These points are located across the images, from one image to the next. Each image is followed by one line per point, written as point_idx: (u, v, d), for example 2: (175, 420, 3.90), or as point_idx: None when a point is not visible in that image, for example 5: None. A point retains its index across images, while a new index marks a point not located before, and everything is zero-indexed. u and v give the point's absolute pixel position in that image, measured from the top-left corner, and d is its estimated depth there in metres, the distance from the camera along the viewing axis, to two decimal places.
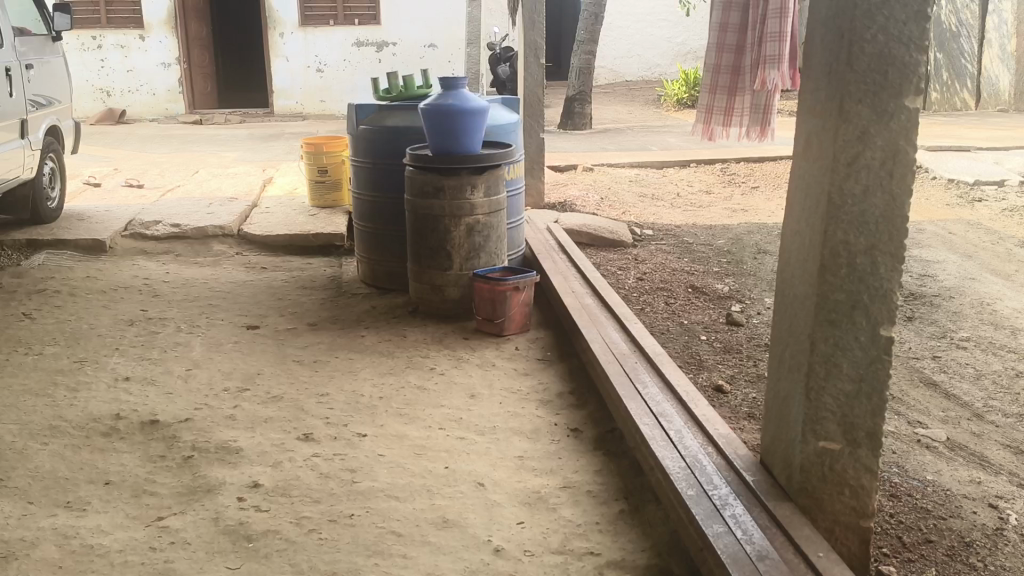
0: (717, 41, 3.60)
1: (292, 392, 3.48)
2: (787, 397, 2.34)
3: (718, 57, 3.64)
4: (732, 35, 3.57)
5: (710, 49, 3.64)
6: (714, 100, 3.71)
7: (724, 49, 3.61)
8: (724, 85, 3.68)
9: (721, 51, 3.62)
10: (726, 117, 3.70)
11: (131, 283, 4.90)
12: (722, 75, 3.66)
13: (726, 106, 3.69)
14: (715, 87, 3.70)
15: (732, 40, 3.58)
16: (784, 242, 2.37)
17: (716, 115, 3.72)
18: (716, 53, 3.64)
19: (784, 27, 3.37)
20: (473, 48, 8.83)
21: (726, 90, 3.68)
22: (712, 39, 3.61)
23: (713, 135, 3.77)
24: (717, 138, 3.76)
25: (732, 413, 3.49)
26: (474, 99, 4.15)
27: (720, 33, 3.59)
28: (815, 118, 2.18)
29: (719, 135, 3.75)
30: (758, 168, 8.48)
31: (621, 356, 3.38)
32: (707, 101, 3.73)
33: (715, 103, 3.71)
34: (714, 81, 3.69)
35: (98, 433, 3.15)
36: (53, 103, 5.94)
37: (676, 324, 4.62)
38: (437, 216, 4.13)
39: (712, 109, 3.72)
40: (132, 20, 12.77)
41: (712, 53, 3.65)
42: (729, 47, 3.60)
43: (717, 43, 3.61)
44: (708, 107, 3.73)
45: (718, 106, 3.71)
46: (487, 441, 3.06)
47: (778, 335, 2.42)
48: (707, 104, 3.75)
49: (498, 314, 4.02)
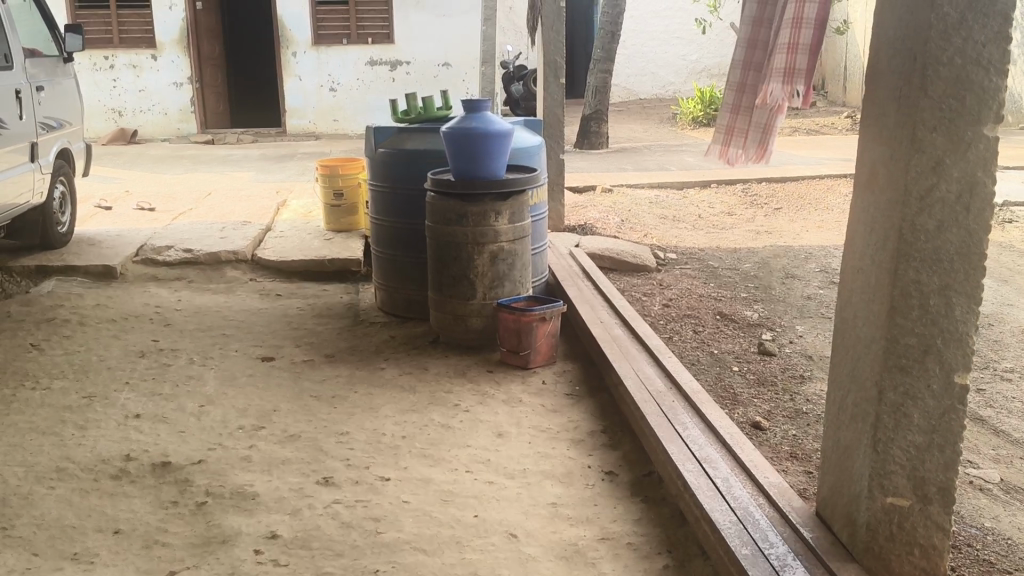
0: (744, 56, 3.06)
1: (310, 431, 3.31)
2: (850, 448, 2.16)
3: (742, 74, 3.08)
4: (758, 52, 3.01)
5: (736, 66, 3.10)
6: (733, 120, 3.13)
7: (750, 65, 3.05)
8: (746, 105, 3.10)
9: (746, 67, 3.06)
10: (740, 141, 3.11)
11: (143, 312, 4.76)
12: (743, 93, 3.09)
13: (743, 127, 3.10)
14: (736, 105, 3.12)
15: (758, 56, 3.01)
16: (844, 280, 2.21)
17: (733, 137, 3.13)
18: (742, 70, 3.08)
19: (800, 39, 2.71)
20: (489, 66, 8.69)
21: (745, 109, 3.09)
22: (739, 55, 3.08)
23: (731, 162, 3.17)
24: (733, 165, 3.16)
25: (773, 453, 3.29)
26: (497, 122, 3.99)
27: (747, 49, 3.04)
28: (883, 146, 2.02)
29: (733, 162, 3.15)
30: (781, 188, 8.32)
31: (657, 394, 3.19)
32: (725, 120, 3.15)
33: (733, 124, 3.14)
34: (734, 99, 3.12)
35: (107, 476, 2.99)
36: (64, 125, 5.81)
37: (707, 354, 4.44)
38: (460, 244, 3.98)
39: (730, 130, 3.14)
40: (144, 40, 12.73)
41: (737, 69, 3.10)
42: (755, 64, 3.03)
43: (744, 59, 3.06)
44: (726, 128, 3.15)
45: (737, 127, 3.12)
46: (517, 486, 2.88)
47: (837, 380, 2.25)
48: (726, 125, 3.16)
49: (524, 345, 3.86)
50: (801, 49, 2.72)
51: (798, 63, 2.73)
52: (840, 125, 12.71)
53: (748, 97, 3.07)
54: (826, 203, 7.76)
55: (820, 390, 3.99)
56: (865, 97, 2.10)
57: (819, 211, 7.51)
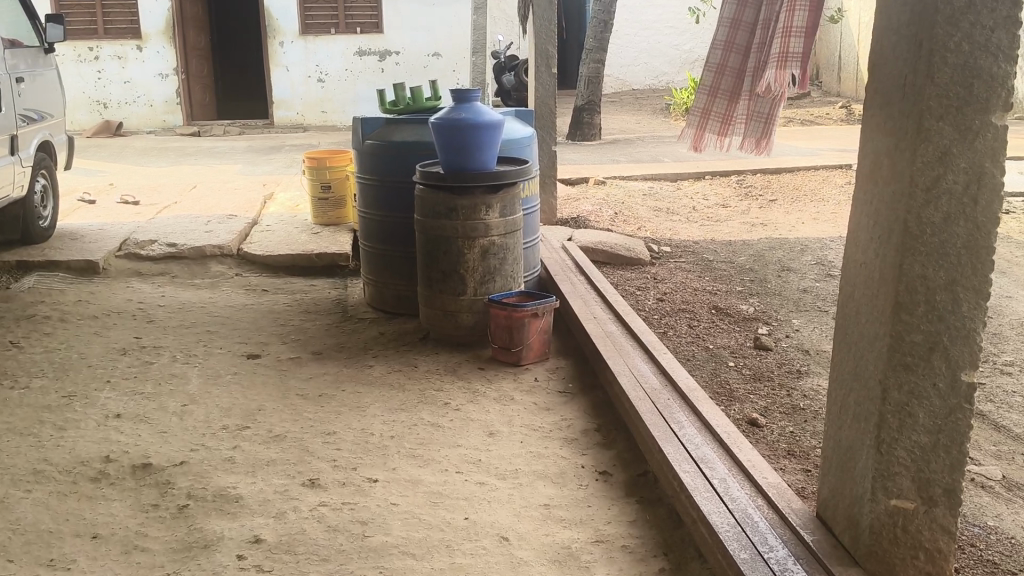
0: (726, 36, 2.96)
1: (296, 431, 3.23)
2: (853, 449, 2.09)
3: (723, 56, 2.98)
4: (741, 34, 2.95)
5: (716, 44, 2.97)
6: (711, 103, 3.02)
7: (733, 48, 2.96)
8: (724, 88, 3.02)
9: (727, 48, 2.97)
10: (720, 126, 3.03)
11: (126, 308, 4.66)
12: (723, 75, 3.00)
13: (724, 111, 3.02)
14: (716, 89, 3.02)
15: (742, 40, 2.95)
16: (846, 276, 2.13)
17: (710, 121, 3.03)
18: (723, 50, 2.98)
19: (795, 22, 2.74)
20: (480, 56, 8.59)
21: (724, 93, 3.02)
22: (720, 34, 2.97)
23: (702, 147, 3.07)
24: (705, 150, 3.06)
25: (770, 450, 3.21)
26: (487, 112, 3.91)
27: (729, 30, 2.96)
28: (887, 136, 1.94)
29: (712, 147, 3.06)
30: (775, 180, 8.25)
31: (652, 392, 3.11)
32: (703, 102, 3.02)
33: (711, 106, 3.03)
34: (714, 80, 3.01)
35: (86, 478, 2.90)
36: (45, 117, 5.70)
37: (702, 349, 4.36)
38: (450, 238, 3.89)
39: (708, 114, 3.02)
40: (130, 31, 12.58)
41: (718, 48, 2.97)
42: (738, 47, 2.96)
43: (726, 39, 2.96)
44: (702, 110, 3.03)
45: (715, 110, 3.02)
46: (508, 487, 2.80)
47: (839, 380, 2.17)
48: (701, 107, 3.04)
49: (515, 342, 3.78)
50: (796, 32, 2.74)
51: (793, 46, 2.73)
52: (835, 116, 12.64)
53: (731, 81, 3.00)
54: (821, 195, 7.68)
55: (817, 385, 3.92)
56: (868, 86, 2.03)
57: (814, 203, 7.44)
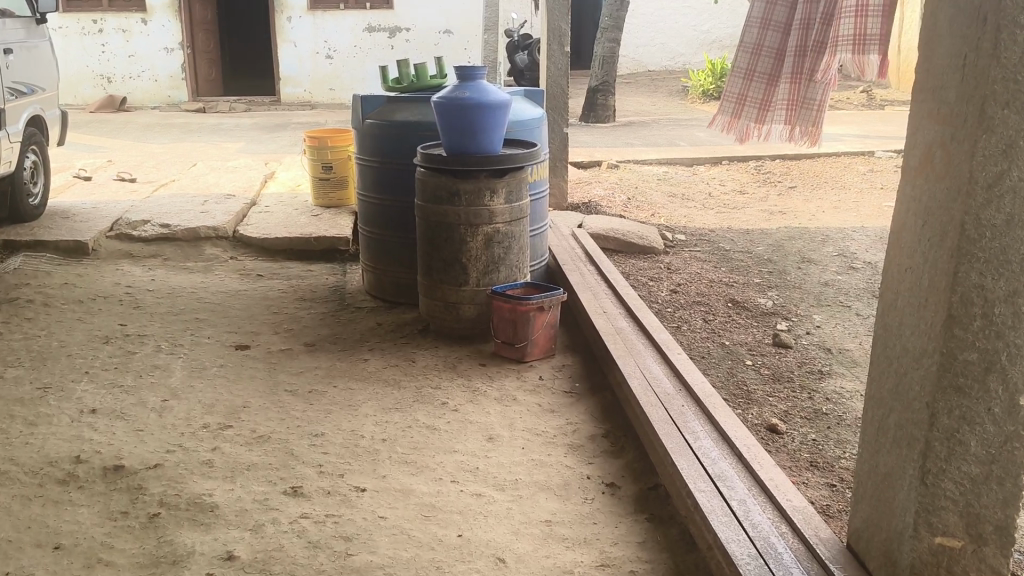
0: (763, 12, 2.62)
1: (281, 431, 3.01)
2: (891, 477, 1.85)
3: (759, 34, 2.64)
4: (781, 10, 2.60)
5: (752, 22, 2.64)
6: (746, 87, 2.68)
7: (771, 24, 2.62)
8: (762, 70, 2.66)
9: (764, 26, 2.63)
10: (754, 112, 2.69)
11: (113, 292, 4.45)
12: (761, 56, 2.65)
13: (759, 97, 2.67)
14: (751, 71, 2.67)
15: (782, 15, 2.61)
16: (887, 279, 1.88)
17: (746, 108, 2.71)
18: (760, 29, 2.64)
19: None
20: (492, 34, 8.33)
21: (761, 75, 2.66)
22: (757, 10, 2.64)
23: (742, 136, 2.74)
24: (745, 141, 2.74)
25: (791, 461, 2.98)
26: (493, 92, 3.67)
27: (767, 6, 2.61)
28: (943, 124, 1.68)
29: (748, 136, 2.72)
30: (795, 166, 7.97)
31: (665, 397, 2.88)
32: (737, 87, 2.70)
33: (745, 91, 2.69)
34: (749, 62, 2.66)
35: (52, 481, 2.69)
36: (36, 91, 5.48)
37: (718, 346, 4.12)
38: (452, 224, 3.66)
39: (739, 99, 2.70)
40: (134, 3, 12.33)
41: (752, 28, 2.65)
42: (778, 23, 2.62)
43: (762, 15, 2.62)
44: (737, 96, 2.70)
45: (750, 95, 2.68)
46: (507, 500, 2.58)
47: (876, 398, 1.92)
48: (736, 92, 2.72)
49: (519, 336, 3.56)
50: (872, 10, 2.35)
51: (870, 26, 2.36)
52: (855, 100, 12.30)
53: (769, 61, 2.65)
54: (842, 182, 7.42)
55: (840, 387, 3.68)
56: (918, 66, 1.78)
57: (835, 191, 7.17)
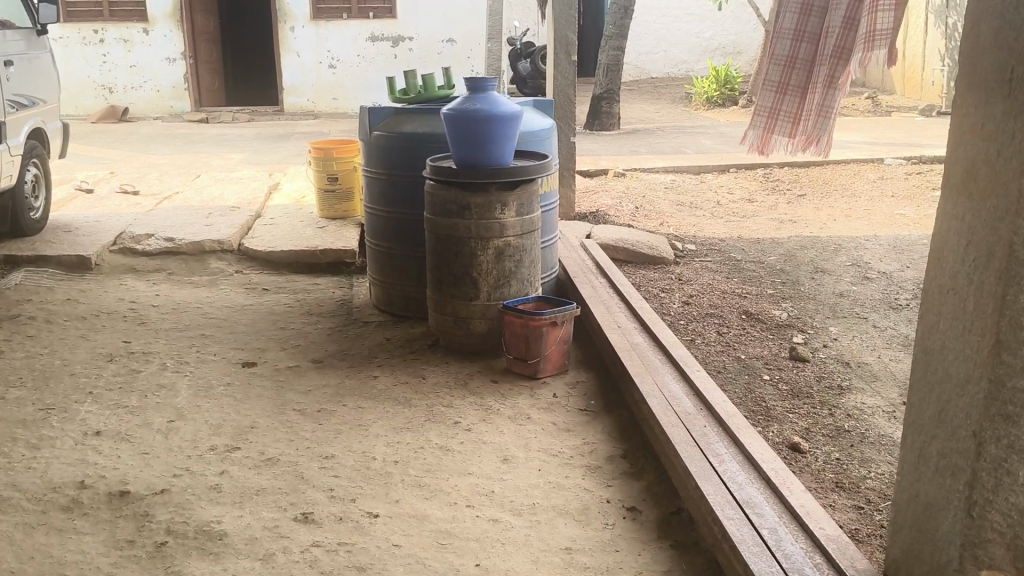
0: (795, 24, 2.58)
1: (290, 453, 2.92)
2: (934, 508, 1.77)
3: (792, 46, 2.61)
4: (814, 20, 2.56)
5: (783, 34, 2.62)
6: (774, 101, 2.69)
7: (804, 36, 2.59)
8: (795, 82, 2.64)
9: (797, 39, 2.60)
10: (784, 126, 2.69)
11: (117, 308, 4.37)
12: (794, 69, 2.63)
13: (791, 111, 2.66)
14: (783, 84, 2.65)
15: (815, 25, 2.57)
16: (928, 300, 1.80)
17: (778, 121, 2.70)
18: (792, 41, 2.61)
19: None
20: (496, 42, 8.27)
21: (794, 88, 2.64)
22: (789, 20, 2.60)
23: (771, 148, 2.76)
24: (772, 154, 2.75)
25: (816, 483, 2.90)
26: (504, 103, 3.60)
27: (800, 17, 2.57)
28: (987, 140, 1.61)
29: (775, 149, 2.74)
30: (804, 173, 7.89)
31: (686, 417, 2.79)
32: (768, 102, 2.70)
33: (774, 105, 2.70)
34: (780, 76, 2.66)
35: (56, 507, 2.61)
36: (38, 103, 5.42)
37: (734, 360, 4.04)
38: (462, 238, 3.58)
39: (768, 113, 2.71)
40: (136, 14, 12.28)
41: (784, 42, 2.62)
42: (810, 34, 2.58)
43: (795, 27, 2.59)
44: (768, 110, 2.70)
45: (779, 109, 2.69)
46: (526, 526, 2.50)
47: (917, 424, 1.84)
48: (767, 106, 2.71)
49: (532, 353, 3.47)
50: (884, 5, 2.35)
51: (882, 22, 2.35)
52: (860, 107, 12.22)
53: (800, 75, 2.63)
54: (852, 190, 7.34)
55: (861, 403, 3.59)
56: (958, 78, 1.70)
57: (845, 199, 7.09)
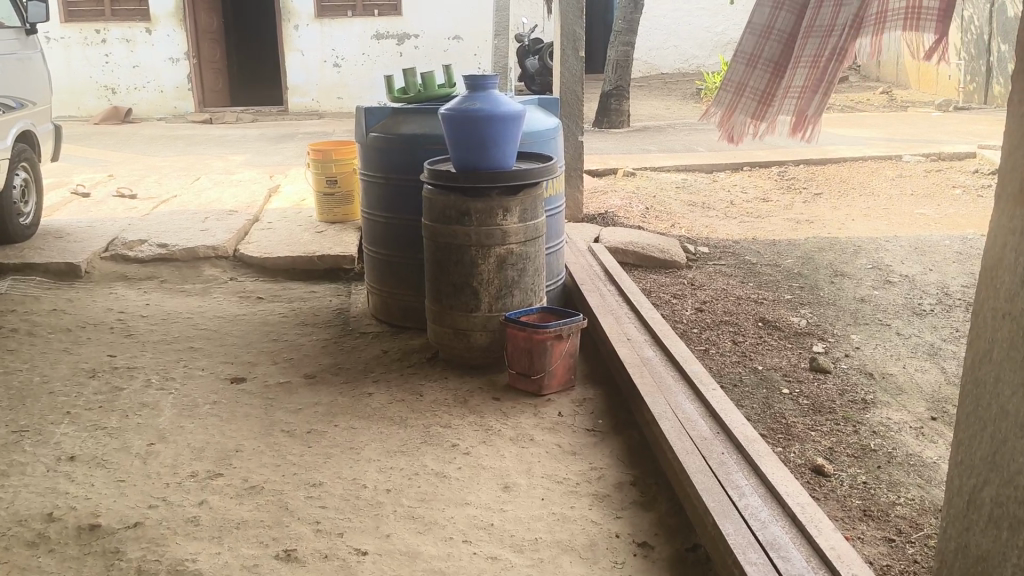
0: None
1: (276, 481, 2.72)
2: (989, 562, 1.56)
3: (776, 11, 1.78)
4: None
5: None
6: (747, 74, 1.82)
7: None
8: (772, 54, 1.80)
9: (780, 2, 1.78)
10: (750, 107, 1.83)
11: (104, 319, 4.18)
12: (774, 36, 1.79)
13: (761, 88, 1.81)
14: (761, 51, 1.80)
15: None
16: (979, 324, 1.58)
17: (744, 100, 1.83)
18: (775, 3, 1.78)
19: None
20: (502, 39, 8.03)
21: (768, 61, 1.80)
22: None
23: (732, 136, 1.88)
24: (739, 142, 1.87)
25: (842, 511, 2.68)
26: (506, 103, 3.38)
27: None
28: None
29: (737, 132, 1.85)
30: (820, 171, 7.65)
31: (702, 444, 2.58)
32: (735, 73, 1.83)
33: (746, 80, 1.83)
34: (754, 46, 1.81)
35: (20, 544, 2.41)
36: (26, 105, 5.23)
37: (751, 372, 3.82)
38: (461, 246, 3.37)
39: (740, 87, 1.83)
40: (137, 13, 12.11)
41: (765, 5, 1.79)
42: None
43: None
44: (736, 83, 1.83)
45: (752, 85, 1.82)
46: (527, 564, 2.29)
47: (966, 464, 1.62)
48: (736, 79, 1.84)
49: (536, 368, 3.26)
50: None
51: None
52: (877, 102, 11.96)
53: (780, 46, 1.79)
54: (871, 188, 7.09)
55: (887, 418, 3.37)
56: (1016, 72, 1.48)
57: (864, 197, 6.85)
